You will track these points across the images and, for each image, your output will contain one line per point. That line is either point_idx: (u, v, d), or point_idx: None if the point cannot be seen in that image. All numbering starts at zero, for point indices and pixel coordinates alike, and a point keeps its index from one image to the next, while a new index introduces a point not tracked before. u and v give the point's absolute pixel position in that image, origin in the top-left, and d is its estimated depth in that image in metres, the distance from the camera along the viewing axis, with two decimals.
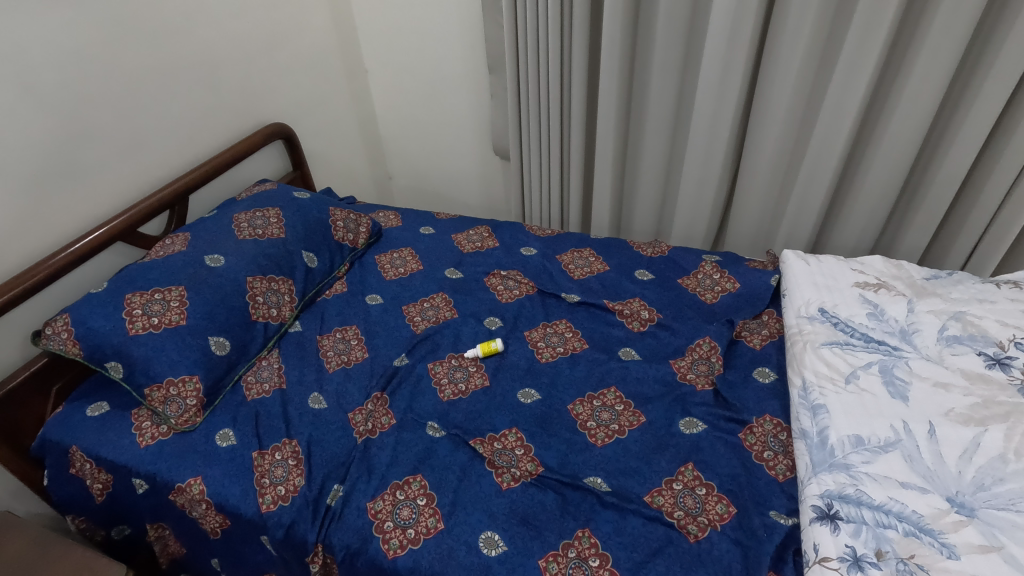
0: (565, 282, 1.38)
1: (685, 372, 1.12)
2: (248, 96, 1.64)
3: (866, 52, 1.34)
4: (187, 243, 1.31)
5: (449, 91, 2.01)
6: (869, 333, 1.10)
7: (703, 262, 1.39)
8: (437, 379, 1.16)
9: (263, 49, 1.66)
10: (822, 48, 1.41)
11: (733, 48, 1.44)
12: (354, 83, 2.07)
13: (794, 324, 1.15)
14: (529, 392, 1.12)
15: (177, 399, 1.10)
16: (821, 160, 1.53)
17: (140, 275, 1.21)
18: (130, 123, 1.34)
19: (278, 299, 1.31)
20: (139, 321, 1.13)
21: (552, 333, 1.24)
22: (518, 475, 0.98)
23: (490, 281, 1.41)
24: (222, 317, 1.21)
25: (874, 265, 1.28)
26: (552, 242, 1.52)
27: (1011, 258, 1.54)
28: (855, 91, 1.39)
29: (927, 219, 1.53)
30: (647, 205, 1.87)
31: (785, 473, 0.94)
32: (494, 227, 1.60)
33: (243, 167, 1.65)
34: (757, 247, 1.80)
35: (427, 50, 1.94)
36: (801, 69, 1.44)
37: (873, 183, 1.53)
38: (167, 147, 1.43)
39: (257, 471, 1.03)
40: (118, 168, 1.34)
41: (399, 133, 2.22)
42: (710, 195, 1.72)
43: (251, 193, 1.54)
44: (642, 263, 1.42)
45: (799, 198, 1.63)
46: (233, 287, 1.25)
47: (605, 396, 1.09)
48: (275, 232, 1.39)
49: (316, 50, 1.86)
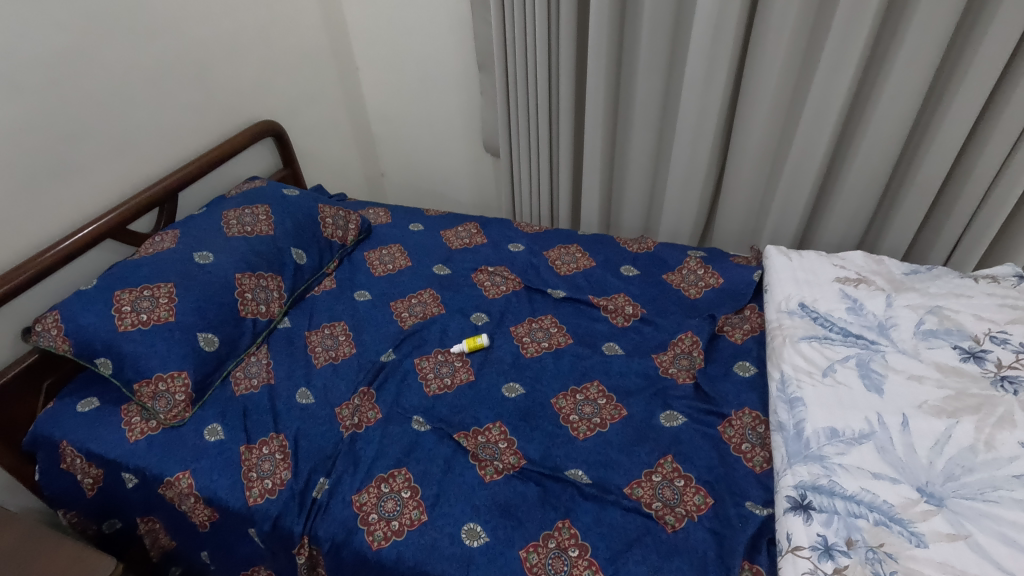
0: (551, 278, 1.39)
1: (666, 365, 1.14)
2: (239, 93, 1.65)
3: (849, 49, 1.35)
4: (176, 240, 1.33)
5: (440, 88, 2.02)
6: (847, 327, 1.12)
7: (688, 258, 1.40)
8: (424, 374, 1.18)
9: (253, 47, 1.67)
10: (805, 45, 1.43)
11: (718, 45, 1.45)
12: (345, 80, 2.07)
13: (774, 319, 1.17)
14: (513, 387, 1.13)
15: (166, 394, 1.12)
16: (806, 155, 1.55)
17: (131, 273, 1.22)
18: (119, 121, 1.35)
19: (267, 295, 1.33)
20: (128, 318, 1.15)
21: (538, 328, 1.25)
22: (501, 468, 0.99)
23: (478, 277, 1.42)
24: (212, 314, 1.22)
25: (855, 259, 1.30)
26: (540, 238, 1.53)
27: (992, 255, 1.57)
28: (839, 86, 1.41)
29: (911, 217, 1.55)
30: (636, 202, 1.89)
31: (762, 465, 0.96)
32: (482, 223, 1.62)
33: (235, 165, 1.66)
34: (742, 244, 1.82)
35: (418, 48, 1.94)
36: (785, 65, 1.45)
37: (855, 180, 1.55)
38: (156, 145, 1.44)
39: (245, 465, 1.04)
40: (108, 165, 1.35)
41: (391, 128, 2.23)
42: (696, 192, 1.74)
43: (241, 191, 1.55)
44: (627, 258, 1.43)
45: (784, 195, 1.64)
46: (222, 284, 1.26)
47: (588, 390, 1.11)
48: (263, 228, 1.40)
49: (307, 48, 1.87)
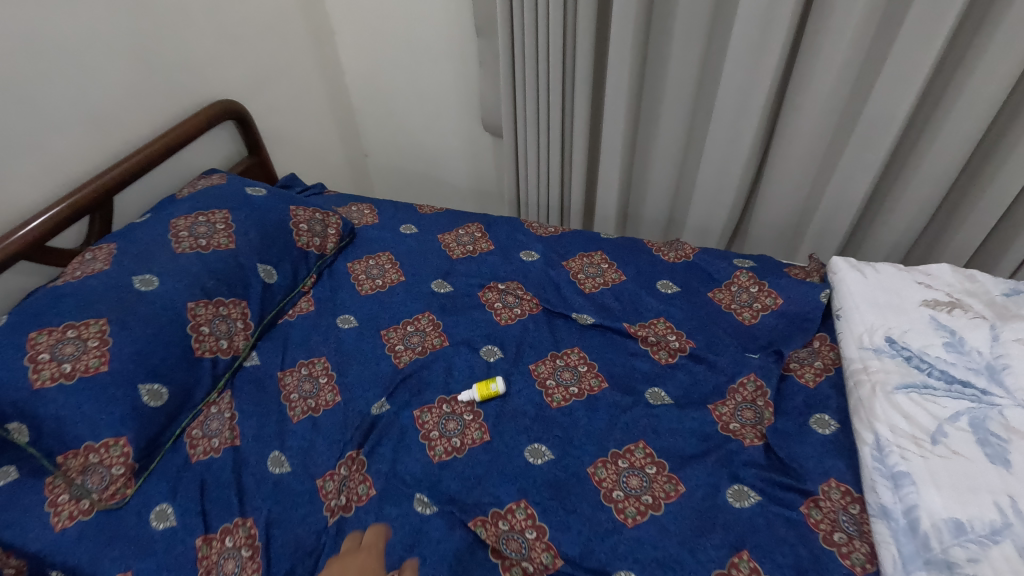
0: (575, 298, 1.15)
1: (727, 421, 0.92)
2: (188, 66, 1.35)
3: (940, 16, 1.08)
4: (112, 260, 1.06)
5: (430, 57, 1.72)
6: (951, 371, 0.90)
7: (737, 271, 1.17)
8: (426, 432, 0.95)
9: (203, 7, 1.36)
10: (882, 10, 1.17)
11: (774, 9, 1.19)
12: (319, 47, 1.76)
13: (856, 359, 0.95)
14: (539, 450, 0.91)
15: (101, 468, 0.88)
16: (869, 141, 1.30)
17: (49, 307, 0.96)
18: (27, 109, 1.06)
19: (228, 327, 1.08)
20: (46, 370, 0.90)
21: (563, 367, 1.03)
22: (531, 571, 0.78)
23: (486, 296, 1.18)
24: (157, 359, 0.97)
25: (942, 275, 1.08)
26: (557, 245, 1.29)
27: None
28: (922, 61, 1.14)
29: (985, 217, 1.30)
30: (660, 191, 1.64)
31: (864, 564, 0.75)
32: (488, 225, 1.36)
33: (188, 154, 1.37)
34: (782, 241, 1.60)
35: (405, 10, 1.64)
36: (855, 33, 1.19)
37: (926, 173, 1.30)
38: (82, 136, 1.15)
39: (202, 566, 0.82)
40: (19, 166, 1.06)
41: (375, 102, 1.92)
42: (734, 182, 1.49)
43: (195, 190, 1.27)
44: (664, 271, 1.20)
45: (838, 188, 1.40)
46: (171, 318, 1.01)
47: (633, 455, 0.89)
48: (218, 244, 1.13)
49: (271, 8, 1.55)
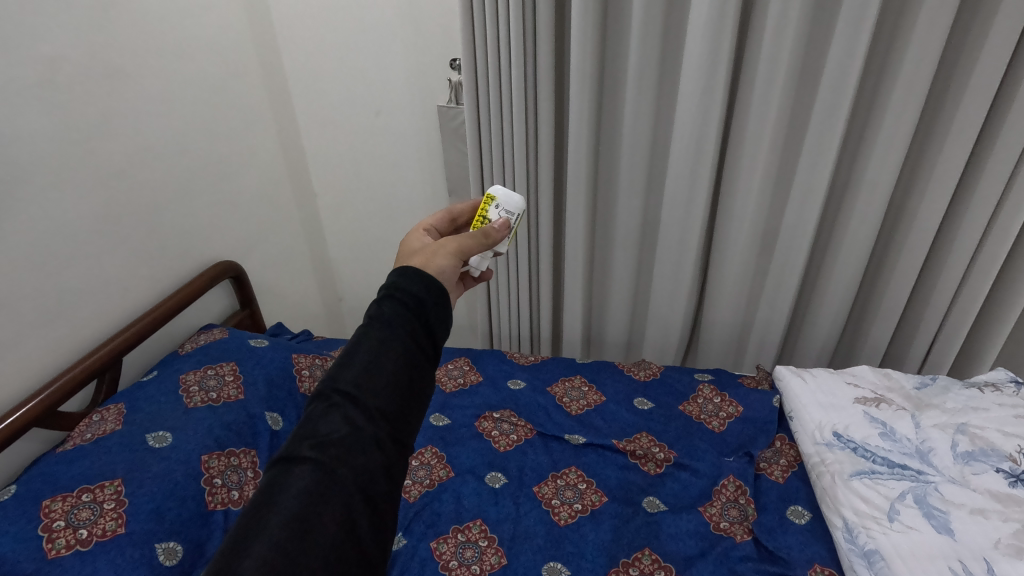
0: (563, 420, 1.28)
1: (717, 520, 1.05)
2: (195, 233, 1.47)
3: (818, 177, 1.40)
4: (123, 419, 1.10)
5: (408, 213, 1.95)
6: (889, 457, 1.06)
7: (700, 385, 1.36)
8: (445, 562, 0.99)
9: (213, 185, 1.52)
10: (777, 171, 1.47)
11: (697, 171, 1.47)
12: (304, 209, 1.93)
13: (814, 453, 1.11)
14: (556, 567, 0.98)
15: None
16: (785, 268, 1.56)
17: (63, 472, 0.99)
18: (54, 289, 1.14)
19: (239, 477, 1.11)
20: (61, 537, 0.90)
21: (565, 486, 1.13)
22: None
23: (483, 425, 1.27)
24: (173, 516, 0.98)
25: (865, 376, 1.28)
26: (539, 372, 1.44)
27: (960, 368, 1.58)
28: (812, 206, 1.44)
29: (885, 324, 1.55)
30: (619, 317, 1.83)
31: None
32: (474, 358, 1.49)
33: (188, 313, 1.47)
34: (726, 355, 1.80)
35: (386, 176, 1.89)
36: (760, 190, 1.49)
37: (834, 290, 1.55)
38: (99, 306, 1.24)
39: None
40: (38, 336, 1.12)
41: (353, 252, 2.09)
42: (681, 307, 1.72)
43: (198, 345, 1.36)
44: (637, 389, 1.37)
45: (767, 306, 1.65)
46: (185, 471, 1.04)
47: (642, 562, 0.98)
48: (230, 395, 1.21)
49: (267, 181, 1.73)
